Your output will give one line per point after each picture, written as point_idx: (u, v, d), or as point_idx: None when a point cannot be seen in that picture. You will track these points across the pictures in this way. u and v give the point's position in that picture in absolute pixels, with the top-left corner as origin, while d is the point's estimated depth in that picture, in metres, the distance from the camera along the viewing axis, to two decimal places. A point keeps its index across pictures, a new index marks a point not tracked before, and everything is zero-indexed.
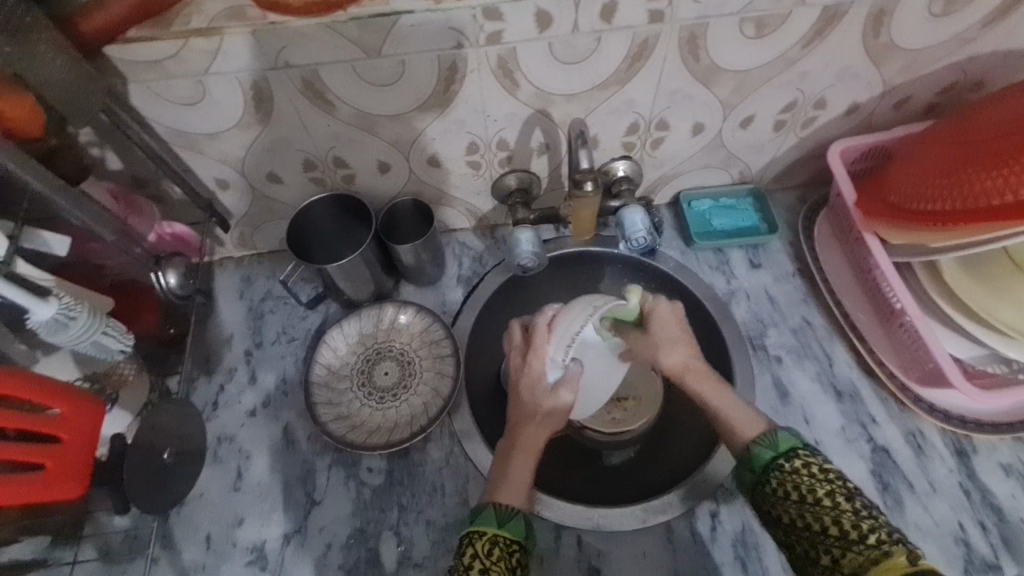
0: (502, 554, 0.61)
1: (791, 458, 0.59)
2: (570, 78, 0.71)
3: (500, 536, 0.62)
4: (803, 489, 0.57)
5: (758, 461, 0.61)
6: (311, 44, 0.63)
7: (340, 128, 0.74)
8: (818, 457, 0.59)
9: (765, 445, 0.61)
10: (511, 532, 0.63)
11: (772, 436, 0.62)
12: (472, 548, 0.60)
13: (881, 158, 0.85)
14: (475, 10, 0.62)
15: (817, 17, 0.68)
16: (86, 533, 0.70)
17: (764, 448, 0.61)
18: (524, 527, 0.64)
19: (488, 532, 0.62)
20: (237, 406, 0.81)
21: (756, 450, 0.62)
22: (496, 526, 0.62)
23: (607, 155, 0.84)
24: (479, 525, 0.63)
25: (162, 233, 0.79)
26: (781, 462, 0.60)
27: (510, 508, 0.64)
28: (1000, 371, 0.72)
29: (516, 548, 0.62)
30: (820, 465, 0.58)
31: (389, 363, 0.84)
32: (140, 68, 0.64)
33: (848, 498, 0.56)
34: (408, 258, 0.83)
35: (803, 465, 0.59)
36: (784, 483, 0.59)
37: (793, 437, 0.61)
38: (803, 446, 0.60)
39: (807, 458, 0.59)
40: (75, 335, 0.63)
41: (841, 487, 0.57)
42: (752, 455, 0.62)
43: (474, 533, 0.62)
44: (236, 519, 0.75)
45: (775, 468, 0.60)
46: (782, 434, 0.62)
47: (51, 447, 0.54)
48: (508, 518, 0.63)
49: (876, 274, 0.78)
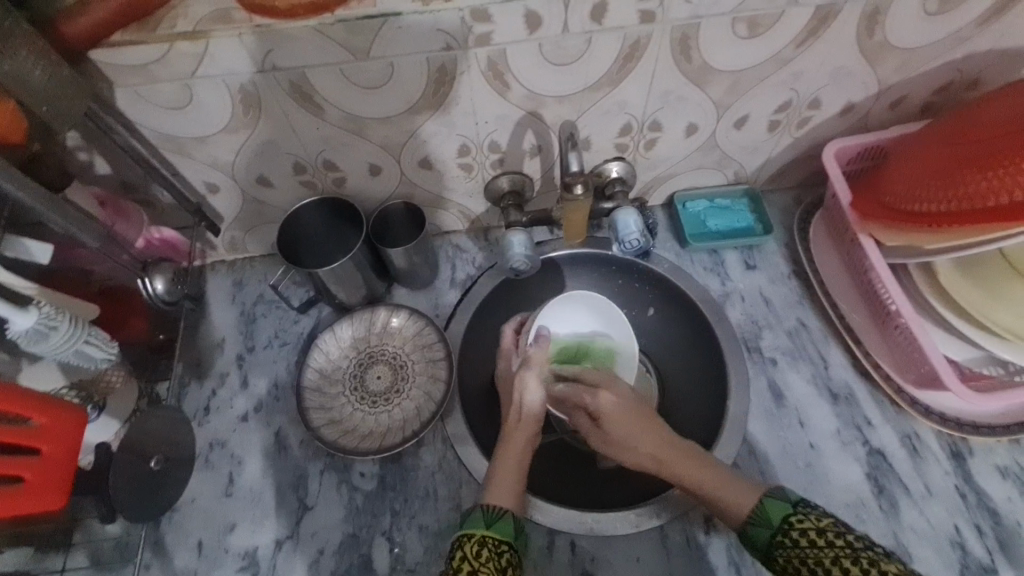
0: (491, 554, 0.61)
1: (787, 530, 0.61)
2: (562, 80, 0.70)
3: (488, 537, 0.62)
4: (811, 563, 0.58)
5: (760, 541, 0.62)
6: (298, 47, 0.63)
7: (329, 131, 0.74)
8: (812, 519, 0.60)
9: (760, 523, 0.62)
10: (499, 533, 0.63)
11: (763, 510, 0.63)
12: (461, 551, 0.61)
13: (876, 158, 0.84)
14: (463, 12, 0.62)
15: (811, 16, 0.67)
16: (76, 541, 0.70)
17: (759, 526, 0.62)
18: (513, 527, 0.64)
19: (476, 534, 0.62)
20: (228, 412, 0.81)
21: (754, 530, 0.62)
22: (484, 528, 0.63)
23: (601, 156, 0.84)
24: (468, 528, 0.63)
25: (151, 238, 0.78)
26: (781, 538, 0.61)
27: (499, 510, 0.65)
28: (996, 373, 0.72)
29: (505, 548, 0.62)
30: (815, 529, 0.59)
31: (382, 367, 0.84)
32: (125, 73, 0.63)
33: (853, 561, 0.57)
34: (400, 261, 0.82)
35: (800, 536, 0.60)
36: (791, 559, 0.60)
37: (782, 505, 0.62)
38: (794, 513, 0.61)
39: (802, 525, 0.60)
40: (57, 343, 0.62)
41: (842, 548, 0.58)
42: (752, 535, 0.63)
43: (464, 535, 0.63)
44: (227, 525, 0.74)
45: (776, 544, 0.61)
46: (768, 507, 0.62)
47: (28, 460, 0.54)
48: (495, 519, 0.64)
49: (871, 275, 0.77)
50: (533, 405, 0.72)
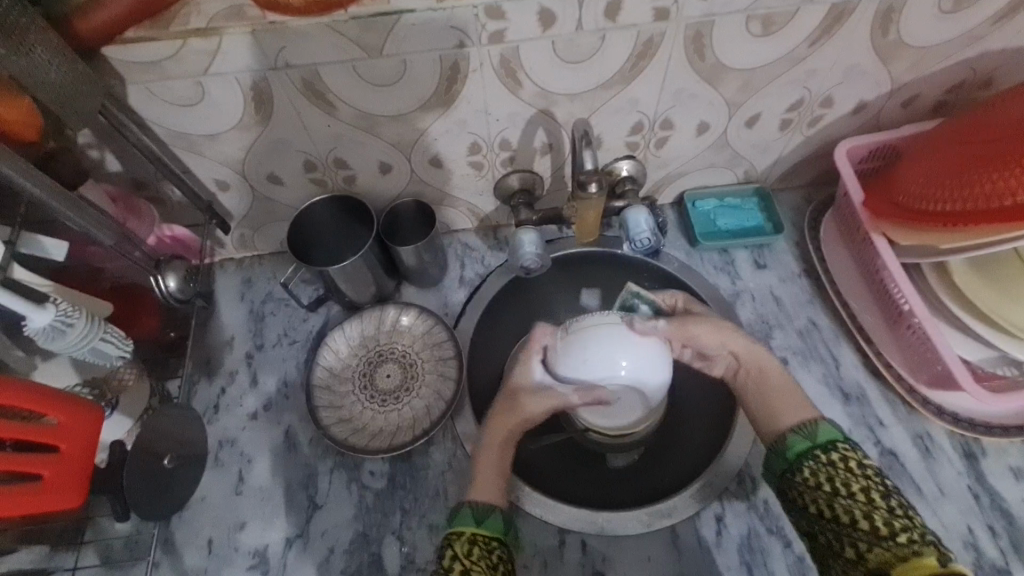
0: (482, 552, 0.61)
1: (828, 449, 0.63)
2: (574, 77, 0.70)
3: (479, 535, 0.63)
4: (836, 482, 0.59)
5: (795, 450, 0.64)
6: (311, 44, 0.62)
7: (341, 129, 0.73)
8: (856, 453, 0.62)
9: (804, 434, 0.65)
10: (489, 530, 0.64)
11: (814, 428, 0.65)
12: (452, 550, 0.61)
13: (888, 157, 0.84)
14: (477, 9, 0.61)
15: (826, 14, 0.67)
16: (86, 538, 0.70)
17: (802, 437, 0.65)
18: (502, 524, 0.65)
19: (466, 532, 0.63)
20: (238, 410, 0.80)
21: (796, 439, 0.65)
22: (474, 526, 0.63)
23: (611, 155, 0.83)
24: (458, 526, 0.64)
25: (162, 236, 0.79)
26: (819, 452, 0.63)
27: (487, 506, 0.66)
28: (1009, 374, 0.71)
29: (495, 544, 0.63)
30: (856, 462, 0.61)
31: (391, 365, 0.84)
32: (138, 70, 0.63)
33: (883, 496, 0.58)
34: (410, 260, 0.82)
35: (839, 459, 0.61)
36: (815, 474, 0.61)
37: (832, 432, 0.64)
38: (841, 440, 0.63)
39: (845, 452, 0.62)
40: (72, 341, 0.62)
41: (876, 483, 0.59)
42: (791, 443, 0.65)
43: (454, 534, 0.63)
44: (237, 523, 0.74)
45: (811, 457, 0.63)
46: (821, 428, 0.65)
47: (47, 457, 0.54)
48: (484, 517, 0.65)
49: (883, 275, 0.77)
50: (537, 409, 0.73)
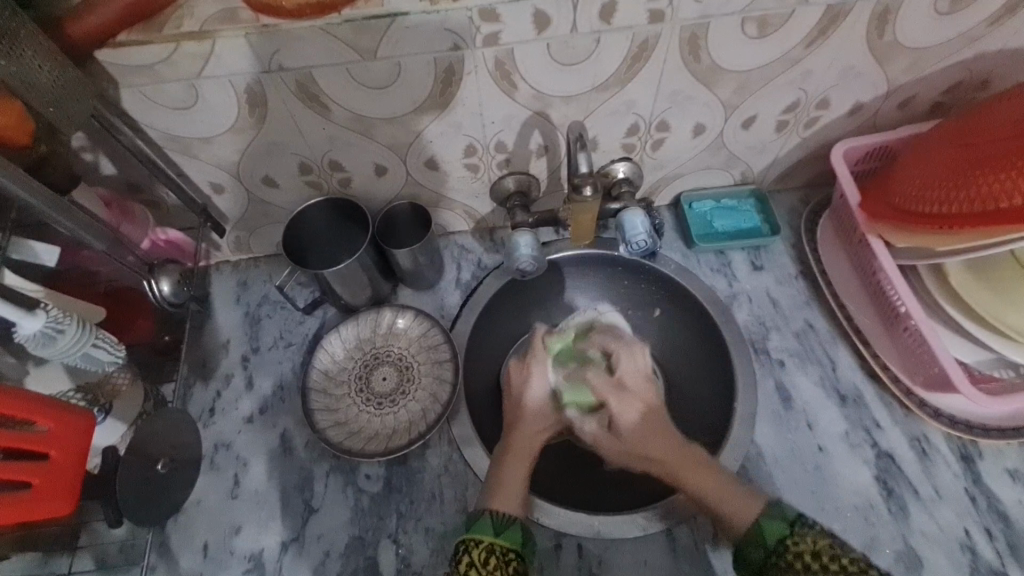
0: (499, 562, 0.61)
1: (781, 553, 0.58)
2: (570, 79, 0.70)
3: (497, 544, 0.62)
4: None
5: (753, 559, 0.60)
6: (305, 46, 0.62)
7: (335, 131, 0.73)
8: (808, 540, 0.58)
9: (753, 543, 0.60)
10: (507, 541, 0.63)
11: (758, 530, 0.61)
12: (469, 556, 0.61)
13: (885, 158, 0.84)
14: (471, 11, 0.61)
15: (821, 15, 0.66)
16: (82, 543, 0.69)
17: (754, 546, 0.60)
18: (521, 535, 0.64)
19: (485, 540, 0.62)
20: (233, 413, 0.80)
21: (748, 549, 0.61)
22: (493, 535, 0.63)
23: (607, 157, 0.83)
24: (476, 532, 0.63)
25: (157, 239, 0.79)
26: (776, 560, 0.59)
27: (508, 516, 0.65)
28: (1006, 375, 0.71)
29: (513, 555, 0.62)
30: (811, 551, 0.57)
31: (387, 368, 0.83)
32: (131, 73, 0.62)
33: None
34: (405, 262, 0.82)
35: (796, 560, 0.57)
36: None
37: (777, 525, 0.60)
38: (790, 534, 0.59)
39: (798, 546, 0.58)
40: (64, 347, 0.62)
41: (839, 571, 0.55)
42: (745, 552, 0.61)
43: (471, 540, 0.62)
44: (233, 527, 0.74)
45: (772, 564, 0.59)
46: (764, 527, 0.60)
47: (37, 465, 0.54)
48: (504, 527, 0.64)
49: (880, 276, 0.77)
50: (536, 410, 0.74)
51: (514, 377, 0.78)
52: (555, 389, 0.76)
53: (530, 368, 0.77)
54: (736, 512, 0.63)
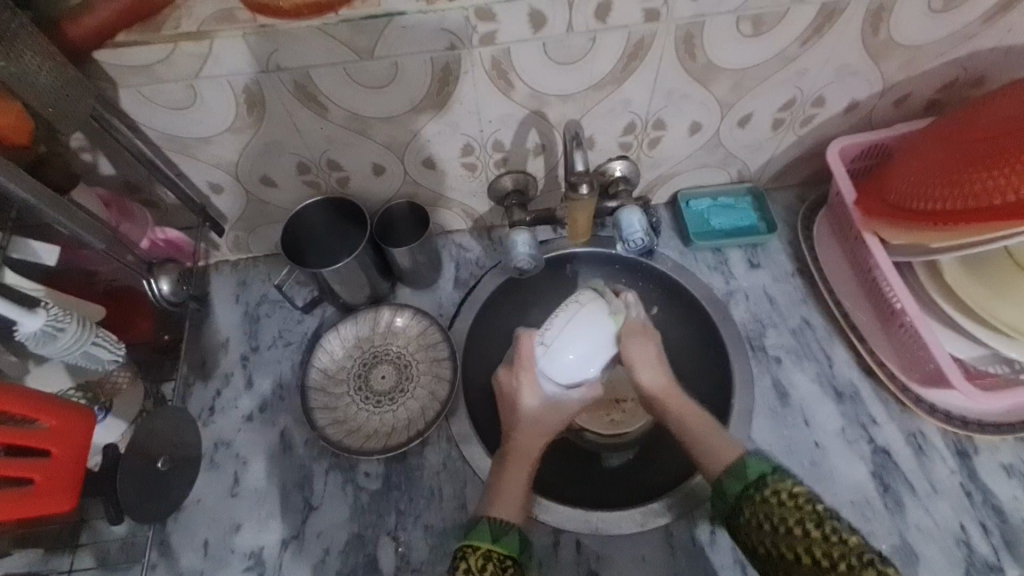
0: (495, 569, 0.61)
1: (760, 487, 0.61)
2: (566, 79, 0.70)
3: (493, 551, 0.62)
4: (774, 520, 0.59)
5: (731, 492, 0.64)
6: (302, 46, 0.62)
7: (333, 131, 0.74)
8: (787, 483, 0.61)
9: (734, 476, 0.64)
10: (505, 547, 0.63)
11: (741, 465, 0.64)
12: (464, 563, 0.61)
13: (881, 156, 0.84)
14: (467, 10, 0.61)
15: (815, 14, 0.67)
16: (83, 541, 0.70)
17: (733, 479, 0.64)
18: (519, 543, 0.64)
19: (482, 546, 0.62)
20: (233, 412, 0.81)
21: (728, 482, 0.64)
22: (490, 542, 0.63)
23: (604, 156, 0.83)
24: (473, 539, 0.63)
25: (156, 239, 0.79)
26: (752, 492, 0.62)
27: (504, 523, 0.65)
28: (1001, 371, 0.72)
29: (508, 563, 0.62)
30: (788, 492, 0.60)
31: (386, 366, 0.84)
32: (129, 73, 0.63)
33: (817, 525, 0.57)
34: (404, 261, 0.82)
35: (770, 495, 0.60)
36: (756, 514, 0.60)
37: (760, 464, 0.63)
38: (770, 472, 0.62)
39: (776, 485, 0.61)
40: (66, 345, 0.63)
41: (809, 513, 0.58)
42: (726, 486, 0.64)
43: (468, 547, 0.63)
44: (233, 525, 0.74)
45: (747, 497, 0.62)
46: (748, 463, 0.64)
47: (39, 461, 0.54)
48: (502, 533, 0.64)
49: (876, 273, 0.77)
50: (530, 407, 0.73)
51: (505, 382, 0.75)
52: (547, 393, 0.73)
53: (520, 376, 0.73)
54: (721, 454, 0.67)
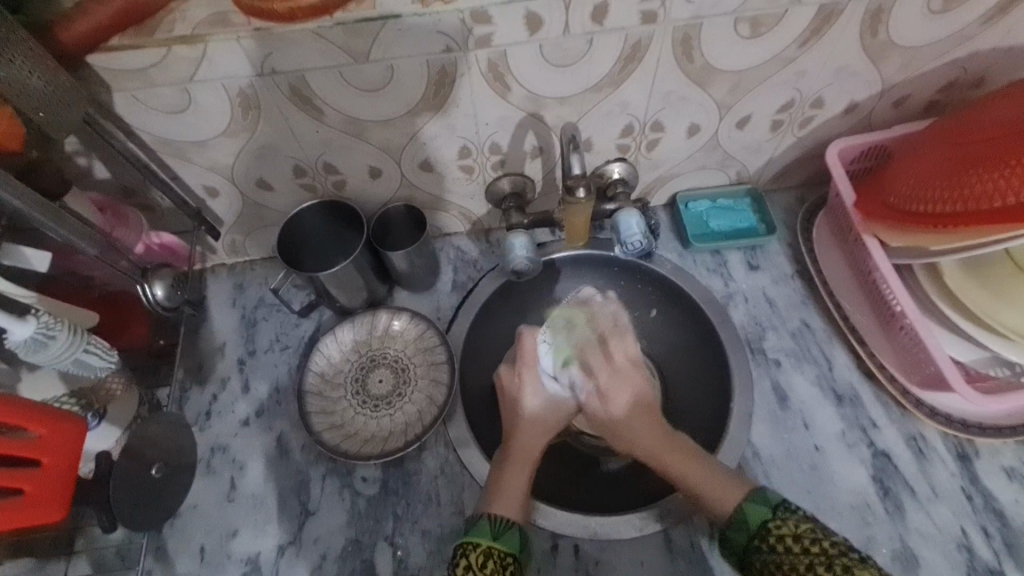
0: (496, 566, 0.61)
1: (764, 536, 0.60)
2: (563, 81, 0.70)
3: (494, 549, 0.62)
4: (784, 568, 0.57)
5: (737, 545, 0.62)
6: (297, 50, 0.62)
7: (329, 134, 0.73)
8: (790, 525, 0.59)
9: (737, 529, 0.62)
10: (505, 545, 0.63)
11: (741, 515, 0.62)
12: (465, 560, 0.61)
13: (880, 157, 0.84)
14: (463, 13, 0.61)
15: (814, 15, 0.66)
16: (79, 547, 0.70)
17: (738, 530, 0.62)
18: (518, 540, 0.64)
19: (482, 544, 0.62)
20: (229, 416, 0.80)
21: (732, 535, 0.62)
22: (491, 539, 0.63)
23: (602, 158, 0.83)
24: (474, 536, 0.63)
25: (151, 244, 0.78)
26: (759, 543, 0.60)
27: (505, 520, 0.65)
28: (1002, 373, 0.71)
29: (510, 560, 0.62)
30: (792, 535, 0.58)
31: (383, 370, 0.83)
32: (123, 77, 0.62)
33: (828, 568, 0.55)
34: (401, 264, 0.82)
35: (776, 542, 0.58)
36: (766, 564, 0.58)
37: (761, 510, 0.61)
38: (772, 517, 0.60)
39: (779, 530, 0.59)
40: (54, 353, 0.62)
41: (818, 556, 0.56)
42: (730, 540, 0.62)
43: (469, 544, 0.63)
44: (229, 531, 0.74)
45: (753, 549, 0.60)
46: (748, 511, 0.62)
47: (29, 471, 0.54)
48: (502, 531, 0.64)
49: (875, 275, 0.77)
50: (529, 407, 0.73)
51: (506, 381, 0.76)
52: (549, 393, 0.74)
53: (521, 375, 0.75)
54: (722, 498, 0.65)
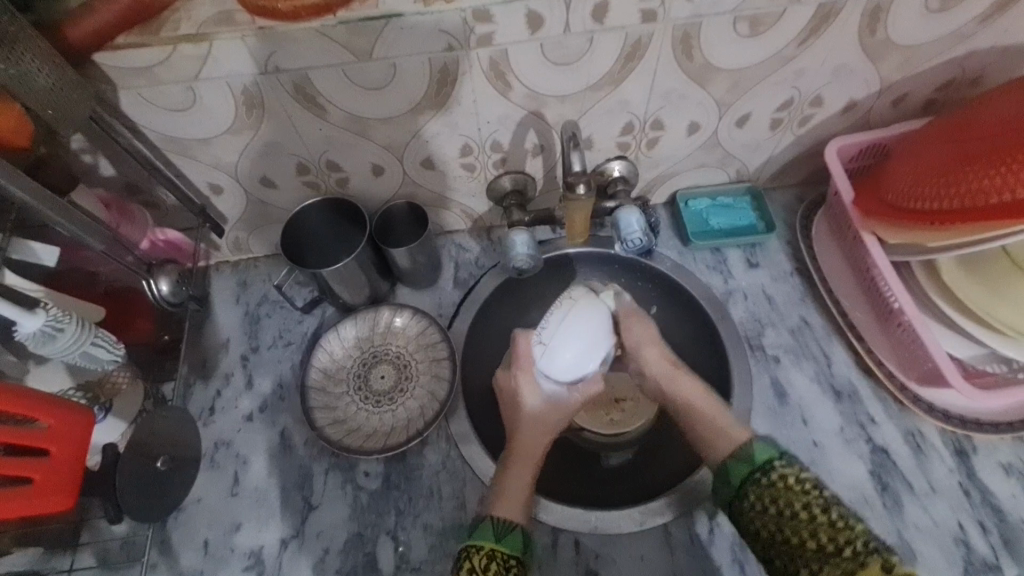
0: (499, 569, 0.62)
1: (767, 470, 0.63)
2: (564, 79, 0.71)
3: (497, 551, 0.63)
4: (780, 502, 0.60)
5: (736, 475, 0.65)
6: (301, 48, 0.63)
7: (332, 132, 0.74)
8: (795, 468, 0.62)
9: (742, 459, 0.65)
10: (508, 547, 0.64)
11: (749, 450, 0.65)
12: (469, 564, 0.62)
13: (879, 155, 0.84)
14: (465, 12, 0.62)
15: (813, 14, 0.67)
16: (83, 541, 0.71)
17: (740, 462, 0.65)
18: (521, 542, 0.65)
19: (485, 547, 0.63)
20: (233, 411, 0.81)
21: (735, 465, 0.65)
22: (493, 542, 0.64)
23: (602, 156, 0.84)
24: (477, 540, 0.64)
25: (155, 240, 0.79)
26: (758, 475, 0.63)
27: (508, 522, 0.65)
28: (1000, 370, 0.72)
29: (513, 562, 0.63)
30: (795, 477, 0.61)
31: (386, 366, 0.84)
32: (129, 75, 0.63)
33: (823, 509, 0.58)
34: (403, 261, 0.83)
35: (777, 479, 0.62)
36: (761, 496, 0.62)
37: (767, 449, 0.65)
38: (778, 458, 0.64)
39: (783, 470, 0.62)
40: (63, 346, 0.63)
41: (817, 498, 0.59)
42: (731, 470, 0.65)
43: (473, 548, 0.63)
44: (233, 525, 0.74)
45: (752, 481, 0.63)
46: (758, 447, 0.65)
47: (38, 461, 0.54)
48: (505, 533, 0.65)
49: (874, 273, 0.77)
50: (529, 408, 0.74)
51: (504, 385, 0.77)
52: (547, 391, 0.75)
53: (519, 376, 0.75)
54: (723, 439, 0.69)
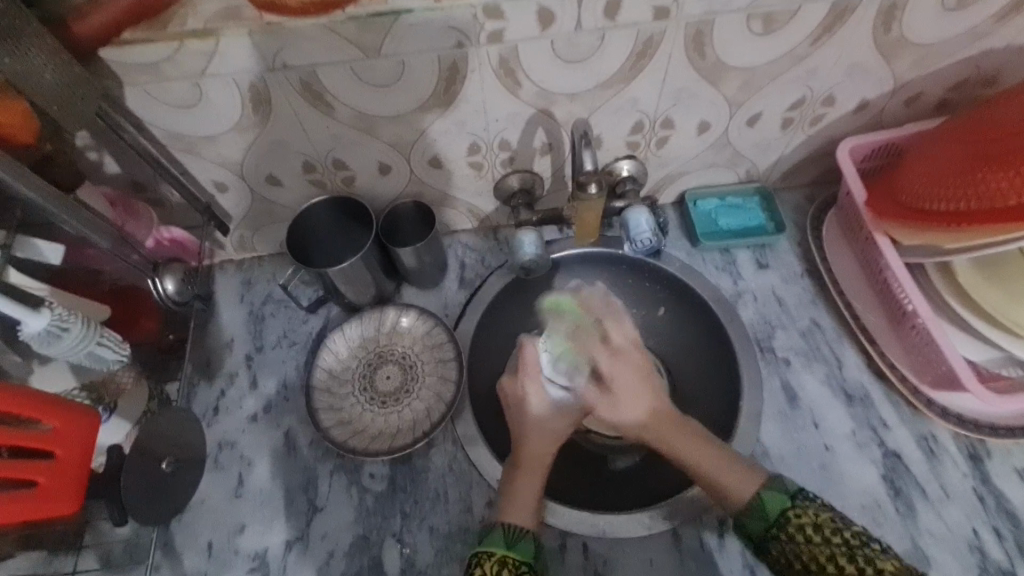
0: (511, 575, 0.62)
1: (783, 526, 0.62)
2: (575, 76, 0.70)
3: (509, 557, 0.63)
4: (806, 558, 0.61)
5: (752, 532, 0.64)
6: (307, 44, 0.62)
7: (339, 130, 0.73)
8: (811, 513, 0.62)
9: (754, 517, 0.64)
10: (519, 554, 0.64)
11: (758, 501, 0.64)
12: (481, 569, 0.62)
13: (891, 155, 0.83)
14: (475, 9, 0.61)
15: (827, 12, 0.66)
16: (86, 543, 0.70)
17: (754, 518, 0.64)
18: (533, 548, 0.65)
19: (497, 553, 0.63)
20: (238, 412, 0.80)
21: (748, 522, 0.64)
22: (505, 548, 0.63)
23: (611, 155, 0.83)
24: (488, 546, 0.64)
25: (161, 238, 0.79)
26: (777, 533, 0.63)
27: (520, 528, 0.66)
28: (1015, 374, 0.71)
29: (525, 568, 0.63)
30: (814, 525, 0.61)
31: (391, 367, 0.83)
32: (136, 71, 0.62)
33: (850, 559, 0.59)
34: (409, 261, 0.82)
35: (797, 532, 0.62)
36: (785, 554, 0.62)
37: (779, 498, 0.64)
38: (791, 505, 0.63)
39: (801, 519, 0.62)
40: (67, 347, 0.62)
41: (840, 547, 0.60)
42: (745, 526, 0.65)
43: (485, 554, 0.63)
44: (237, 526, 0.74)
45: (772, 538, 0.63)
46: (766, 498, 0.64)
47: (44, 464, 0.54)
48: (517, 539, 0.65)
49: (887, 274, 0.76)
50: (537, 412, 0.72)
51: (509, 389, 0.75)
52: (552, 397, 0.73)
53: (525, 383, 0.73)
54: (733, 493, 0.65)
